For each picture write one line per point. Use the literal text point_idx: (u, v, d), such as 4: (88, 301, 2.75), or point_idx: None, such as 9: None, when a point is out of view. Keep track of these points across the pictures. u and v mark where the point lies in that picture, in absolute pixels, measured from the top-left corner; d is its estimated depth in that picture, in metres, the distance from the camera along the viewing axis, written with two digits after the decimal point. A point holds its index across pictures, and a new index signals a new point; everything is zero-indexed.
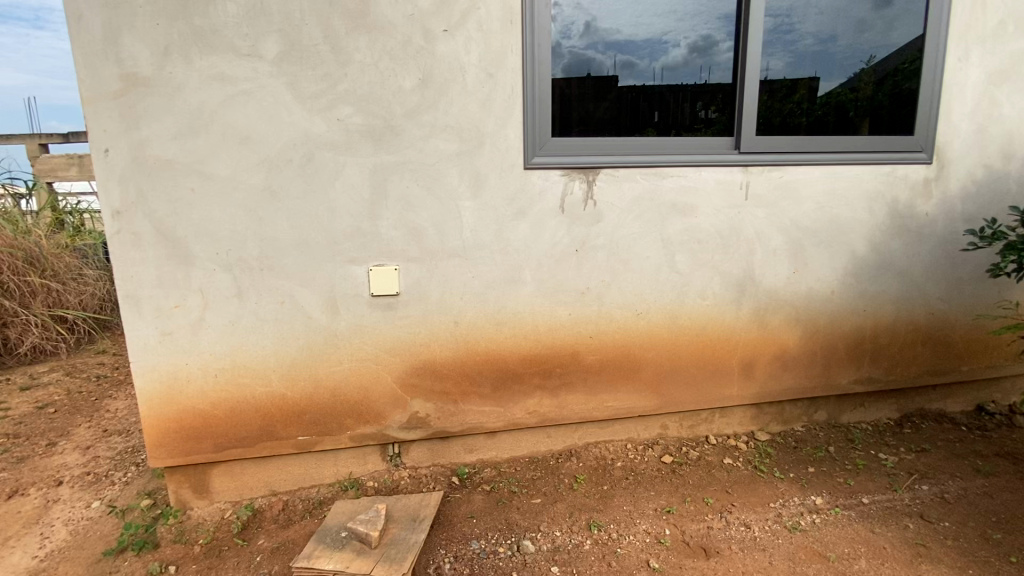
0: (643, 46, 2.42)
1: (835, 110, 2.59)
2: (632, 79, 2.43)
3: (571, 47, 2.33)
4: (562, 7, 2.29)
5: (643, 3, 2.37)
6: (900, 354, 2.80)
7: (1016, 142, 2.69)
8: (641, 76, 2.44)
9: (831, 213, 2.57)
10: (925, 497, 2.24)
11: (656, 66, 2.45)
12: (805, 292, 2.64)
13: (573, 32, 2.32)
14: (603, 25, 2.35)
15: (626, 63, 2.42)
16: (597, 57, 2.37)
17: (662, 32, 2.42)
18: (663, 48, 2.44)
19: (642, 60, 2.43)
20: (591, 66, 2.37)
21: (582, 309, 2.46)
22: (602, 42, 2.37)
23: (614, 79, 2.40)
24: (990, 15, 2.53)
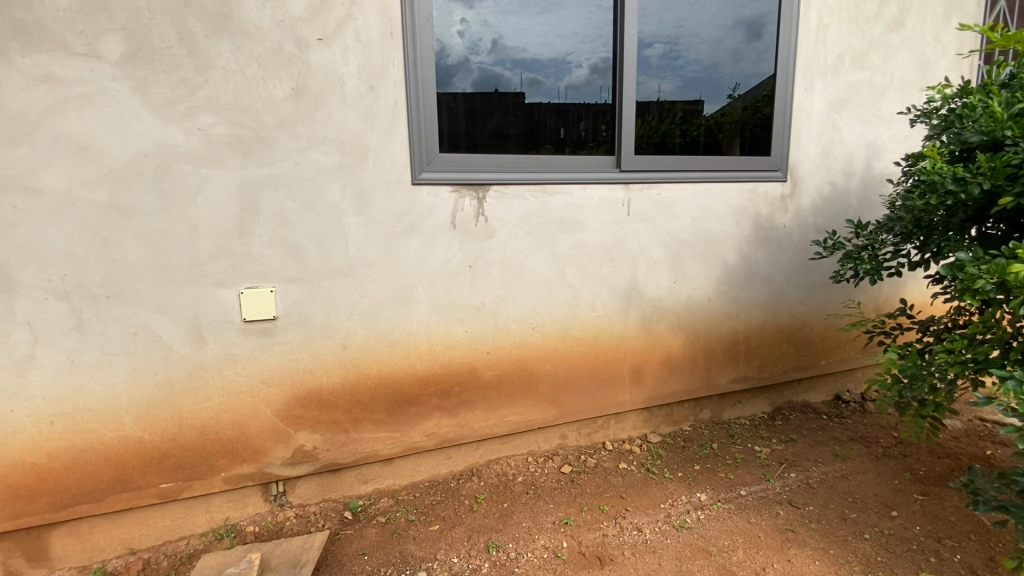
0: (549, 65, 2.49)
1: (706, 131, 2.80)
2: (540, 96, 2.50)
3: (479, 62, 2.35)
4: (470, 23, 2.31)
5: (549, 23, 2.45)
6: (770, 353, 3.08)
7: (853, 163, 3.09)
8: (548, 94, 2.51)
9: (705, 227, 2.78)
10: (792, 484, 2.44)
11: (561, 85, 2.52)
12: (686, 300, 2.83)
13: (481, 49, 2.34)
14: (510, 43, 2.40)
15: (534, 81, 2.48)
16: (505, 74, 2.42)
17: (566, 52, 2.50)
18: (567, 68, 2.52)
19: (548, 78, 2.50)
20: (500, 82, 2.41)
21: (479, 326, 2.42)
22: (510, 59, 2.42)
23: (520, 95, 2.46)
24: (829, 51, 2.89)
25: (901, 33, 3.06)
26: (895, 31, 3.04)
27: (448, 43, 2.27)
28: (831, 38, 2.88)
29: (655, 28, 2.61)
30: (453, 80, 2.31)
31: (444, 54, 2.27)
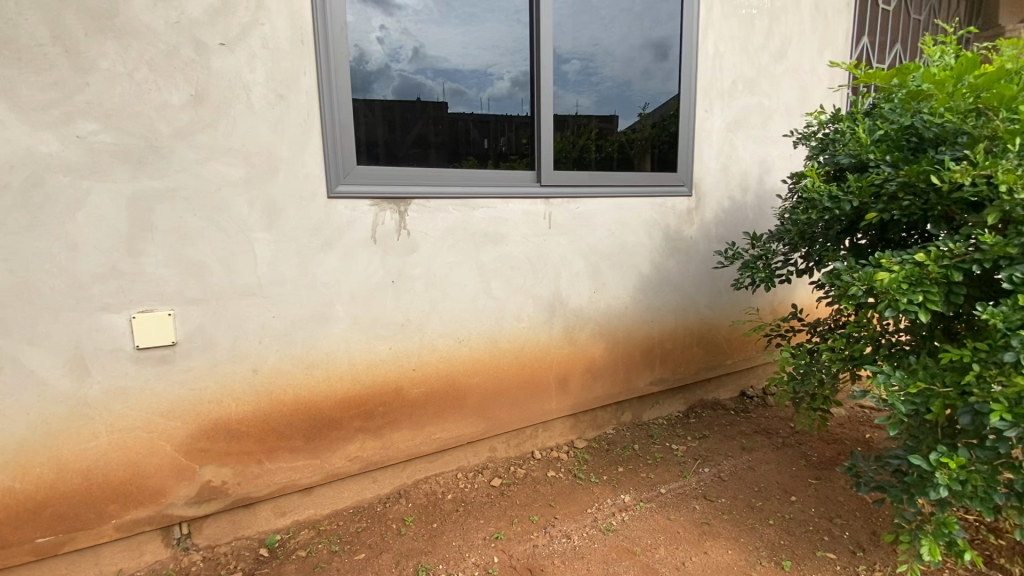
0: (471, 75, 2.50)
1: (620, 148, 2.94)
2: (462, 106, 2.50)
3: (400, 70, 2.32)
4: (389, 30, 2.27)
5: (470, 35, 2.46)
6: (683, 355, 3.28)
7: (749, 179, 3.39)
8: (470, 104, 2.52)
9: (621, 239, 2.92)
10: (706, 479, 2.61)
11: (483, 96, 2.54)
12: (605, 308, 2.94)
13: (401, 56, 2.31)
14: (431, 53, 2.39)
15: (456, 91, 2.48)
16: (426, 83, 2.40)
17: (488, 65, 2.53)
18: (489, 80, 2.54)
19: (470, 89, 2.51)
20: (421, 91, 2.39)
21: (403, 343, 2.36)
22: (431, 69, 2.41)
23: (443, 105, 2.45)
24: (725, 76, 3.17)
25: (784, 63, 3.41)
26: (779, 61, 3.38)
27: (366, 50, 2.22)
28: (726, 64, 3.15)
29: (571, 46, 2.72)
30: (373, 87, 2.25)
31: (363, 60, 2.21)
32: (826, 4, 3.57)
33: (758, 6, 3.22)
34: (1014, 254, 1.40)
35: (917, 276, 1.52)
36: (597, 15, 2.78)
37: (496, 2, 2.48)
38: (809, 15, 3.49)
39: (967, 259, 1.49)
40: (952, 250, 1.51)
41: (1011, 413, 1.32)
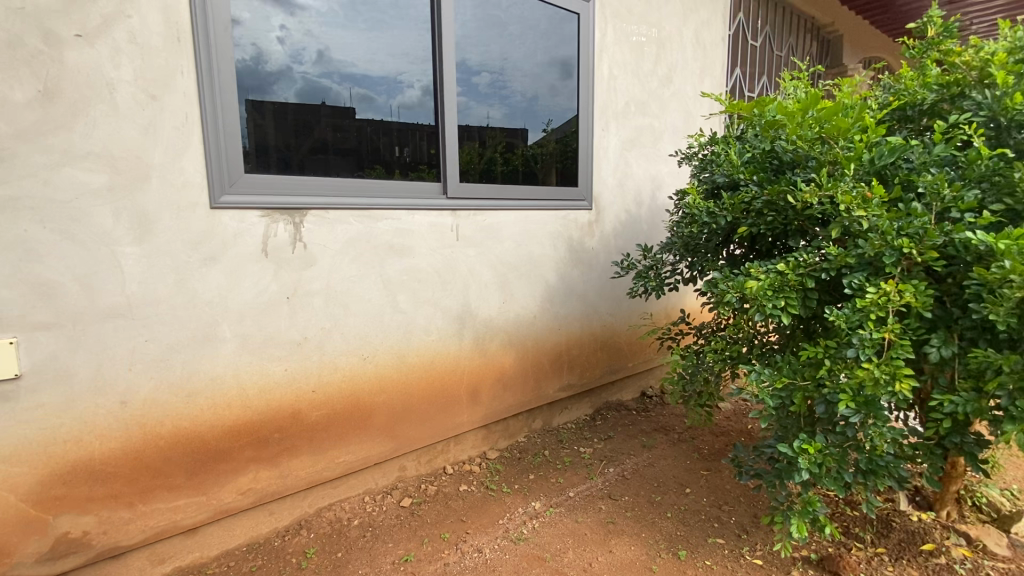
0: (380, 82, 2.44)
1: (525, 161, 3.02)
2: (371, 113, 2.42)
3: (303, 73, 2.20)
4: (290, 30, 2.15)
5: (378, 41, 2.40)
6: (588, 360, 3.42)
7: (643, 193, 3.63)
8: (379, 111, 2.44)
9: (527, 250, 2.99)
10: (611, 479, 2.73)
11: (393, 103, 2.48)
12: (514, 318, 2.99)
13: (304, 58, 2.20)
14: (337, 56, 2.30)
15: (364, 97, 2.39)
16: (333, 87, 2.30)
17: (397, 72, 2.48)
18: (399, 87, 2.49)
19: (380, 96, 2.44)
20: (327, 95, 2.28)
21: (301, 363, 2.23)
22: (337, 73, 2.31)
23: (351, 111, 2.36)
24: (619, 97, 3.38)
25: (671, 88, 3.72)
26: (667, 86, 3.69)
27: (265, 50, 2.09)
28: (619, 86, 3.37)
29: (479, 59, 2.76)
30: (272, 89, 2.13)
31: (261, 60, 2.08)
32: (705, 36, 3.94)
33: (647, 34, 3.49)
34: (852, 264, 1.62)
35: (779, 284, 1.71)
36: (504, 31, 2.84)
37: (405, 9, 2.45)
38: (691, 45, 3.83)
39: (817, 268, 1.70)
40: (805, 260, 1.71)
41: (855, 401, 1.51)
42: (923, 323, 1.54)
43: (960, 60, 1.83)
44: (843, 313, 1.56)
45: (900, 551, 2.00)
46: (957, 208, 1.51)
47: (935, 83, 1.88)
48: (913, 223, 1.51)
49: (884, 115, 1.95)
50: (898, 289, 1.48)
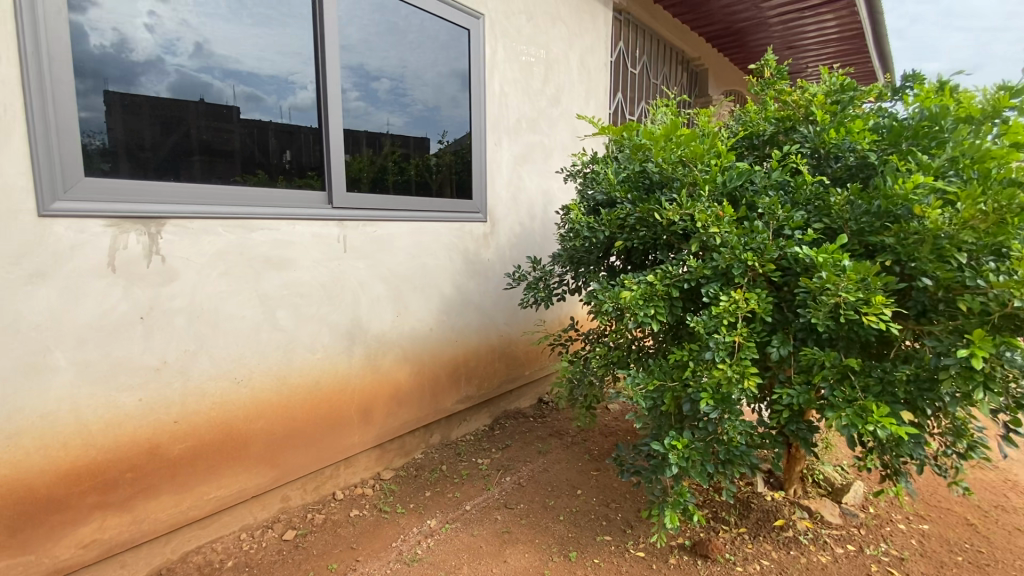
0: (269, 81, 2.31)
1: (419, 171, 2.99)
2: (258, 113, 2.28)
3: (177, 66, 2.02)
4: (160, 18, 1.96)
5: (266, 38, 2.27)
6: (486, 371, 3.43)
7: (536, 206, 3.76)
8: (269, 112, 2.32)
9: (421, 262, 2.95)
10: (507, 488, 2.76)
11: (284, 104, 2.36)
12: (409, 332, 2.92)
13: (178, 50, 2.02)
14: (219, 51, 2.13)
15: (251, 96, 2.26)
16: (214, 84, 2.13)
17: (288, 72, 2.36)
18: (290, 88, 2.38)
19: (269, 96, 2.31)
20: (207, 92, 2.12)
21: (159, 391, 1.98)
22: (219, 68, 2.14)
23: (236, 110, 2.21)
24: (510, 113, 3.48)
25: (560, 108, 3.91)
26: (556, 105, 3.87)
27: (129, 37, 1.89)
28: (510, 103, 3.47)
29: (378, 65, 2.72)
30: (139, 81, 1.93)
31: (124, 48, 1.88)
32: (590, 61, 4.20)
33: (536, 55, 3.64)
34: (709, 275, 1.81)
35: (649, 294, 1.86)
36: (403, 37, 2.82)
37: (295, 7, 2.34)
38: (577, 68, 4.07)
39: (681, 279, 1.87)
40: (671, 272, 1.88)
41: (714, 399, 1.67)
42: (766, 326, 1.75)
43: (790, 98, 2.13)
44: (702, 319, 1.72)
45: (758, 528, 2.25)
46: (789, 226, 1.74)
47: (774, 116, 2.17)
48: (756, 238, 1.73)
49: (733, 143, 2.21)
50: (745, 297, 1.68)
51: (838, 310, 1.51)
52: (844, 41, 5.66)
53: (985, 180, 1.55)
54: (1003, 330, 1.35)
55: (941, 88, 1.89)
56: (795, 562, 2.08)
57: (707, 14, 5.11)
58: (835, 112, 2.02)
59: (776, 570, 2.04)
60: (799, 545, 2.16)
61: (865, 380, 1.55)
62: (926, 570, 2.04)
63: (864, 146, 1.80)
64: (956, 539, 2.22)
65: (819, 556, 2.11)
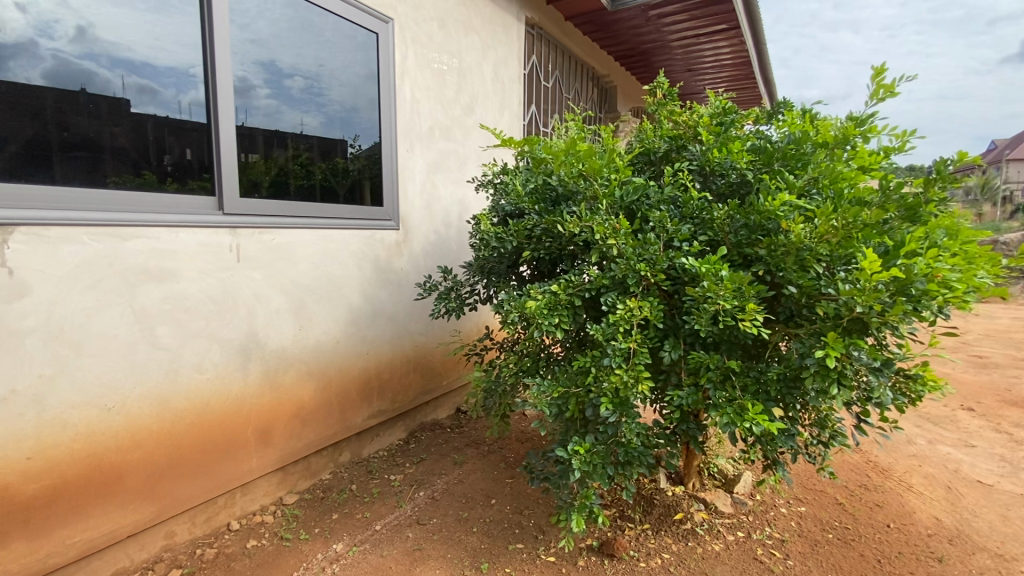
0: (167, 73, 2.16)
1: (325, 176, 2.87)
2: (153, 107, 2.13)
3: (55, 51, 1.87)
4: None
5: (162, 26, 2.12)
6: (399, 383, 3.33)
7: (451, 214, 3.72)
8: (165, 106, 2.17)
9: (327, 272, 2.82)
10: (420, 503, 2.69)
11: (183, 99, 2.22)
12: (313, 346, 2.77)
13: (56, 33, 1.86)
14: (105, 36, 1.98)
15: (144, 88, 2.10)
16: (99, 72, 1.98)
17: (188, 65, 2.22)
18: (191, 81, 2.24)
19: (166, 89, 2.16)
20: (91, 81, 1.96)
21: (6, 425, 1.72)
22: (106, 56, 1.99)
23: (125, 102, 2.05)
24: (422, 120, 3.43)
25: (474, 117, 3.93)
26: (470, 114, 3.88)
27: None
28: (422, 110, 3.42)
29: (292, 62, 2.67)
30: (7, 65, 1.77)
31: None
32: (503, 72, 4.27)
33: (448, 64, 3.63)
34: (608, 284, 1.89)
35: (553, 304, 1.90)
36: (318, 36, 2.76)
37: None
38: (491, 79, 4.11)
39: (583, 288, 1.93)
40: (573, 282, 1.94)
41: (613, 403, 1.74)
42: (659, 332, 1.85)
43: (681, 119, 2.29)
44: (601, 327, 1.79)
45: (659, 523, 2.37)
46: (677, 238, 1.87)
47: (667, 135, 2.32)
48: (649, 250, 1.83)
49: (630, 159, 2.34)
50: (639, 305, 1.77)
51: (718, 316, 1.64)
52: (736, 67, 6.20)
53: (840, 198, 1.75)
54: (852, 332, 1.52)
55: (804, 115, 2.11)
56: (691, 552, 2.21)
57: (615, 34, 5.39)
58: (718, 133, 2.20)
59: (675, 562, 2.16)
60: (695, 536, 2.30)
61: (744, 380, 1.69)
62: (803, 549, 2.25)
63: (742, 165, 1.97)
64: (828, 518, 2.47)
65: (713, 545, 2.26)
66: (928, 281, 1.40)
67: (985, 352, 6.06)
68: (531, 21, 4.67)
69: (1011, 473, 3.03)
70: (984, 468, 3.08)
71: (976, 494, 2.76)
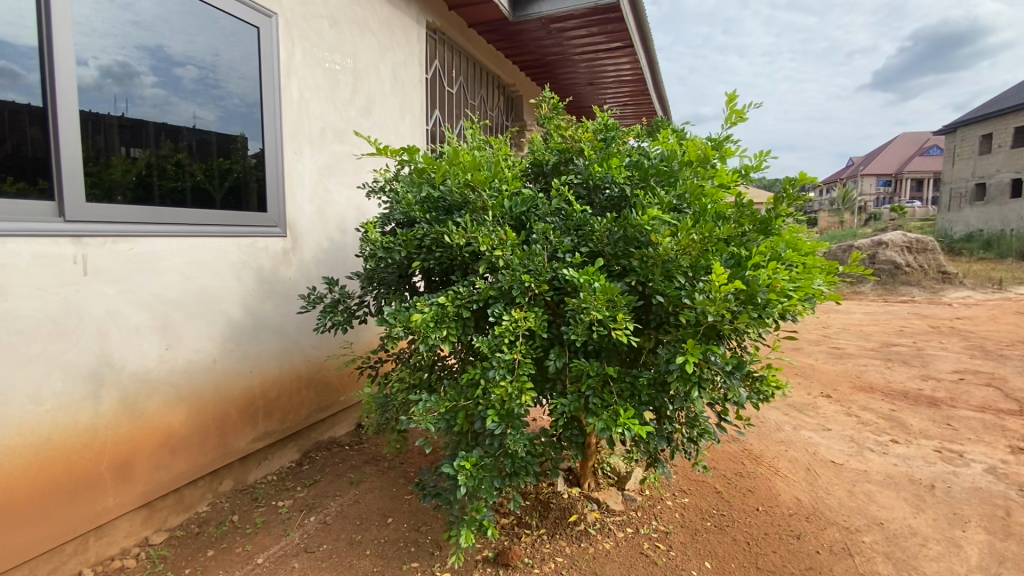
0: (30, 54, 2.00)
1: (198, 177, 2.65)
2: (13, 92, 1.97)
3: None
4: None
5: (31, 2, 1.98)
6: (289, 402, 3.12)
7: (346, 221, 3.55)
8: (28, 91, 2.01)
9: (199, 284, 2.57)
10: (310, 530, 2.53)
11: None
12: (184, 367, 2.51)
13: None
14: None
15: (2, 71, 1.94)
16: None
17: None
18: None
19: (29, 72, 2.01)
20: None
21: None
22: None
23: None
24: (312, 121, 3.24)
25: (371, 120, 3.79)
26: (366, 117, 3.74)
27: None
28: (312, 111, 3.23)
29: (183, 49, 2.56)
30: None
31: None
32: (403, 76, 4.16)
33: (341, 64, 3.47)
34: (495, 295, 1.89)
35: (440, 316, 1.85)
36: (211, 23, 2.64)
37: None
38: (389, 82, 3.99)
39: (470, 300, 1.91)
40: (461, 294, 1.91)
41: (499, 415, 1.75)
42: (544, 343, 1.88)
43: (567, 133, 2.37)
44: (487, 339, 1.78)
45: (555, 527, 2.42)
46: (561, 249, 1.92)
47: (556, 148, 2.38)
48: (534, 261, 1.86)
49: (520, 170, 2.37)
50: (524, 316, 1.79)
51: (595, 326, 1.71)
52: (634, 83, 6.57)
53: (704, 213, 1.90)
54: (710, 339, 1.65)
55: (676, 134, 2.27)
56: (584, 553, 2.27)
57: (519, 45, 5.50)
58: (601, 148, 2.29)
59: (567, 565, 2.20)
60: (588, 537, 2.37)
61: (620, 386, 1.77)
62: (684, 539, 2.40)
63: (621, 180, 2.07)
64: (707, 507, 2.66)
65: (604, 544, 2.34)
66: (769, 291, 1.54)
67: (842, 344, 6.89)
68: (431, 25, 4.62)
69: (858, 452, 3.46)
70: (837, 449, 3.50)
71: (830, 473, 3.12)
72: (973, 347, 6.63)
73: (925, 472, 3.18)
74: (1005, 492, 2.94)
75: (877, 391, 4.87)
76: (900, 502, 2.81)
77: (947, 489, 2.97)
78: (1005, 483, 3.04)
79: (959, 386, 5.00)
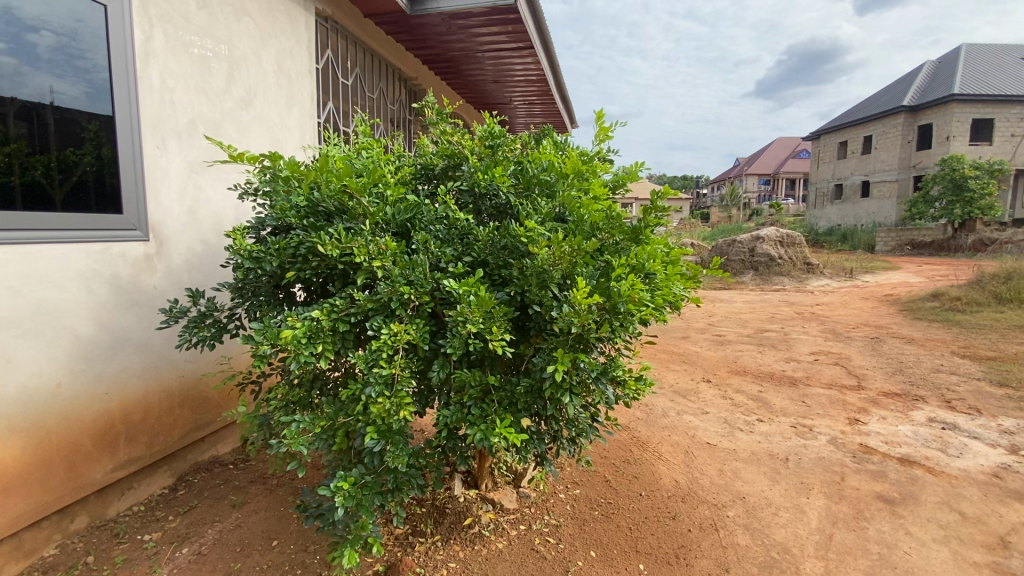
0: None
1: (35, 171, 2.32)
2: None
3: None
4: None
5: None
6: (159, 423, 2.83)
7: (223, 223, 3.26)
8: None
9: (33, 298, 2.23)
10: (181, 564, 2.32)
11: None
12: (16, 394, 2.17)
13: None
14: None
15: None
16: None
17: None
18: None
19: None
20: None
21: None
22: None
23: None
24: (179, 112, 2.90)
25: (251, 112, 3.50)
26: (245, 109, 3.45)
27: None
28: (179, 101, 2.90)
29: (32, 14, 2.30)
30: None
31: None
32: (289, 64, 3.87)
33: (213, 49, 3.15)
34: (374, 307, 1.83)
35: (313, 331, 1.76)
36: None
37: None
38: (273, 71, 3.70)
39: (348, 313, 1.84)
40: (337, 307, 1.83)
41: (378, 432, 1.72)
42: (427, 354, 1.87)
43: (453, 139, 2.36)
44: (364, 354, 1.73)
45: (449, 532, 2.42)
46: (443, 259, 1.91)
47: (443, 153, 2.36)
48: (415, 272, 1.83)
49: (407, 175, 2.32)
50: (403, 329, 1.76)
51: (472, 338, 1.73)
52: (536, 83, 6.69)
53: (581, 222, 2.00)
54: (580, 346, 1.75)
55: (556, 146, 2.36)
56: (476, 555, 2.31)
57: (420, 38, 5.36)
58: (488, 155, 2.31)
59: (459, 570, 2.22)
60: (482, 539, 2.40)
61: (500, 394, 1.82)
62: (573, 531, 2.51)
63: (504, 188, 2.09)
64: (596, 496, 2.82)
65: (497, 544, 2.38)
66: (628, 300, 1.67)
67: (724, 331, 7.60)
68: (323, 13, 4.36)
69: (729, 432, 3.84)
70: (711, 430, 3.86)
71: (705, 454, 3.44)
72: (827, 330, 7.62)
73: (781, 446, 3.60)
74: (842, 459, 3.42)
75: (748, 373, 5.44)
76: (760, 476, 3.17)
77: (797, 460, 3.39)
78: (842, 451, 3.54)
79: (814, 366, 5.72)
